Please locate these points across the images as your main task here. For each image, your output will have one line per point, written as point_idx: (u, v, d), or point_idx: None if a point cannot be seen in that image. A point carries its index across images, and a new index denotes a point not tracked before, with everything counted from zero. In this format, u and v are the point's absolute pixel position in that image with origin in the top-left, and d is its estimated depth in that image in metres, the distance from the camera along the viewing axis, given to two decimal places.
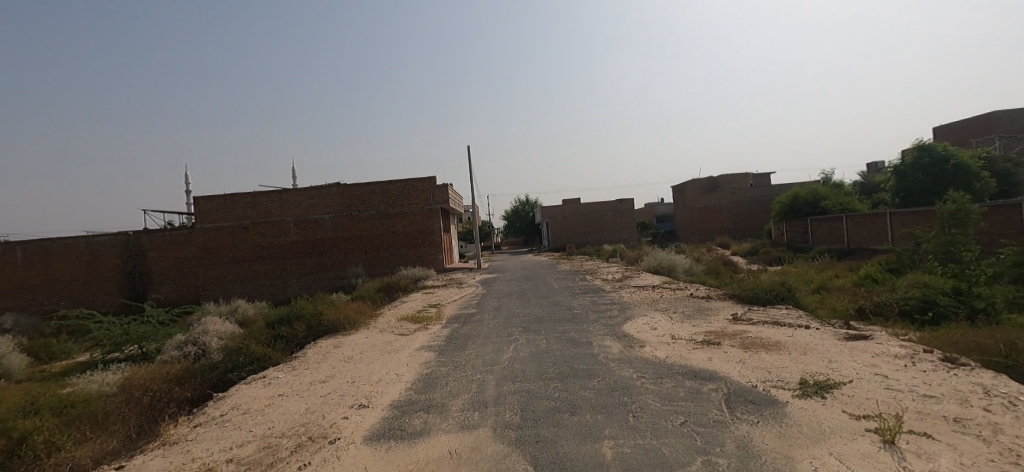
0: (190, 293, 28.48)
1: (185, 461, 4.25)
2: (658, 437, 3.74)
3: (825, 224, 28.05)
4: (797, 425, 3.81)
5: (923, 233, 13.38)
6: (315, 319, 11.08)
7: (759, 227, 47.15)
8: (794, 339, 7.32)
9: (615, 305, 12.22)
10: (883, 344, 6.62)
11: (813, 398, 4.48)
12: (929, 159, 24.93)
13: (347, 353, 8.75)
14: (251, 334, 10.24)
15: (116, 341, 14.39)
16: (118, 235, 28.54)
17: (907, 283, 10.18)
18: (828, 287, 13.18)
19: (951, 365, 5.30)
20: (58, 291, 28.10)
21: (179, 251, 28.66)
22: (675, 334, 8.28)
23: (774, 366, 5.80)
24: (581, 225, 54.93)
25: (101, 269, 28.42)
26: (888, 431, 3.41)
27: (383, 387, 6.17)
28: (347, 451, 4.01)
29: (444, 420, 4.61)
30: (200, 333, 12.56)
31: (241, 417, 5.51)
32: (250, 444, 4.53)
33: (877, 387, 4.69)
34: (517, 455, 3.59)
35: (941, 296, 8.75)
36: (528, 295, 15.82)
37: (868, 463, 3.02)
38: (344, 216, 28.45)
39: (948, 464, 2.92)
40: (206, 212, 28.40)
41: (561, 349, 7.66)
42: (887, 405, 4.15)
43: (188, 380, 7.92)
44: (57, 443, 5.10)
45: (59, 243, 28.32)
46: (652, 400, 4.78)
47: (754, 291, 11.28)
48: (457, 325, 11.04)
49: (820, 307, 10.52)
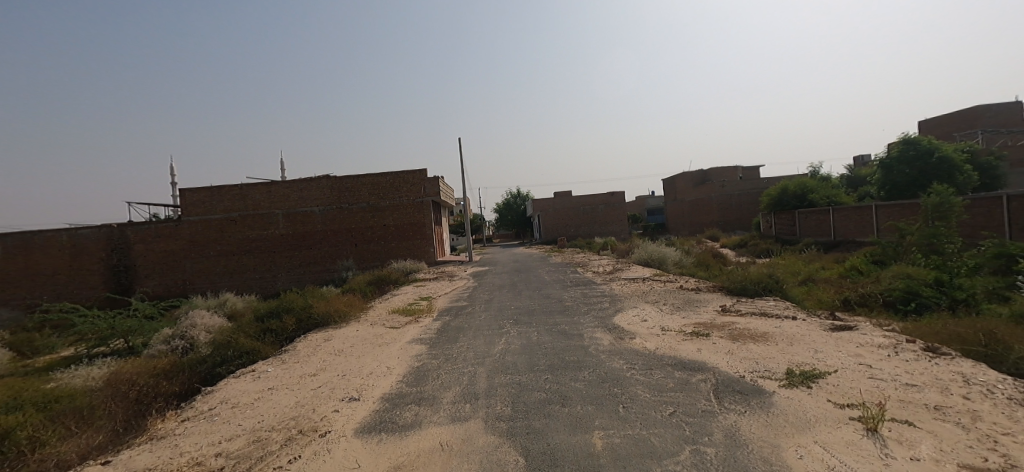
0: (178, 286, 28.12)
1: (172, 456, 4.21)
2: (647, 427, 3.79)
3: (813, 217, 28.40)
4: (782, 414, 3.88)
5: (907, 226, 13.60)
6: (306, 312, 11.04)
7: (747, 220, 47.59)
8: (781, 330, 7.44)
9: (606, 297, 12.33)
10: (868, 334, 6.74)
11: (798, 387, 4.56)
12: (913, 152, 25.36)
13: (337, 346, 8.71)
14: (240, 327, 10.14)
15: (101, 334, 14.16)
16: (102, 228, 28.03)
17: (891, 274, 10.36)
18: (815, 279, 13.37)
19: (932, 354, 5.41)
20: (41, 285, 27.60)
21: (165, 244, 28.21)
22: (664, 326, 8.34)
23: (761, 357, 5.88)
24: (572, 218, 55.16)
25: (84, 263, 27.92)
26: (871, 419, 3.49)
27: (373, 381, 6.15)
28: (337, 445, 4.00)
29: (435, 413, 4.63)
30: (188, 326, 12.46)
31: (229, 411, 5.45)
32: (239, 438, 4.51)
33: (861, 376, 4.78)
34: (508, 446, 3.62)
35: (923, 288, 8.94)
36: (520, 288, 15.81)
37: (851, 451, 3.09)
38: (334, 209, 28.18)
39: (929, 451, 2.99)
40: (192, 204, 27.94)
41: (553, 342, 7.70)
42: (871, 394, 4.23)
43: (175, 374, 7.80)
44: (42, 439, 5.01)
45: (40, 235, 27.74)
46: (642, 391, 4.84)
47: (742, 284, 11.42)
48: (448, 318, 11.05)
49: (806, 298, 10.67)
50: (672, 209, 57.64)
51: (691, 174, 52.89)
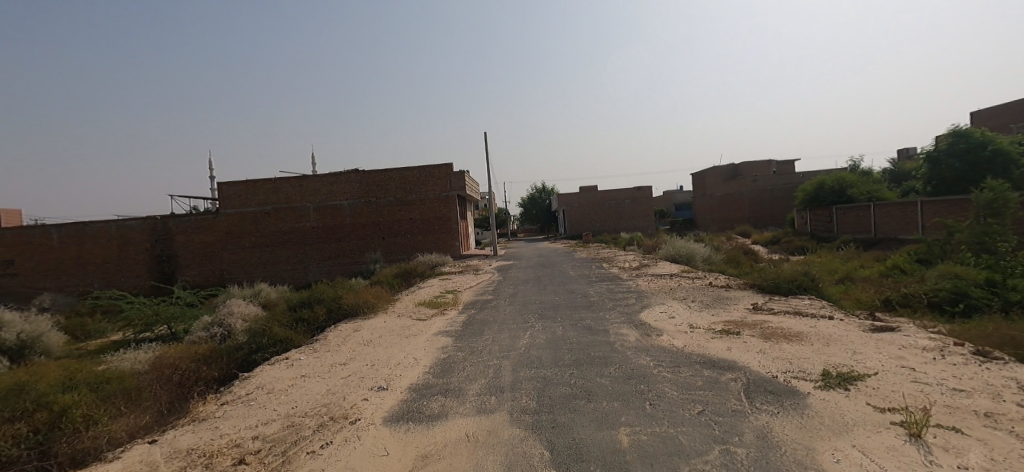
0: (216, 276, 29.31)
1: (213, 437, 4.41)
2: (675, 425, 3.74)
3: (851, 213, 27.23)
4: (817, 416, 3.75)
5: (956, 223, 12.88)
6: (335, 303, 11.34)
7: (780, 216, 46.09)
8: (817, 329, 7.20)
9: (632, 293, 12.20)
10: (911, 336, 6.43)
11: (835, 389, 4.40)
12: (964, 144, 23.96)
13: (366, 337, 8.93)
14: (273, 315, 10.50)
15: (146, 320, 14.94)
16: (146, 220, 29.47)
17: (937, 273, 9.84)
18: (853, 278, 12.85)
19: (982, 358, 5.12)
20: (93, 273, 29.27)
21: (203, 236, 29.43)
22: (693, 323, 8.19)
23: (795, 357, 5.70)
24: (597, 213, 54.62)
25: (131, 252, 29.43)
26: (914, 424, 3.33)
27: (401, 371, 6.28)
28: (367, 432, 4.12)
29: (461, 404, 4.69)
30: (226, 314, 13.00)
31: (265, 397, 5.66)
32: (274, 422, 4.68)
33: (904, 379, 4.57)
34: (533, 439, 3.63)
35: (973, 289, 8.46)
36: (545, 282, 15.82)
37: (892, 456, 2.96)
38: (362, 203, 28.74)
39: (978, 459, 2.84)
40: (229, 197, 29.04)
41: (578, 336, 7.67)
42: (914, 398, 4.05)
43: (214, 360, 8.16)
44: (94, 417, 5.22)
45: (92, 226, 29.41)
46: (669, 388, 4.77)
47: (775, 282, 11.08)
48: (473, 311, 11.16)
49: (844, 298, 10.27)
50: (700, 204, 56.30)
51: (721, 168, 51.52)
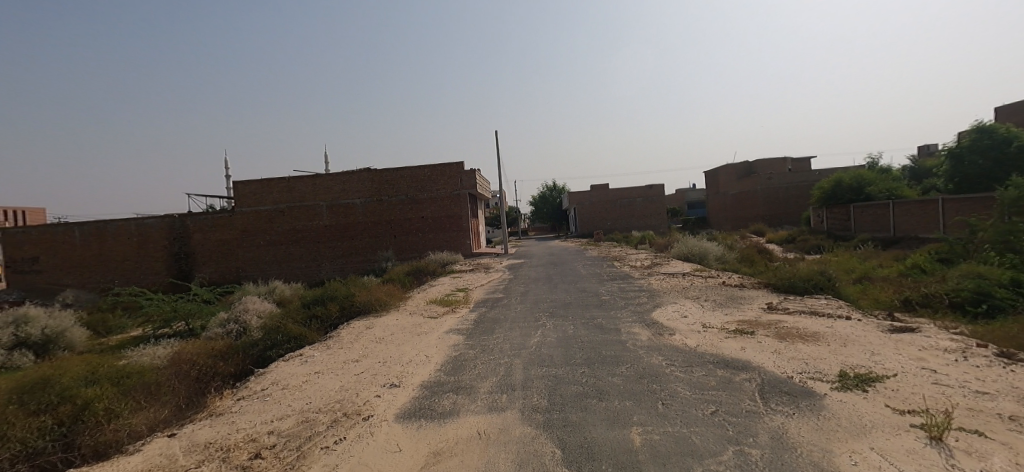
0: (232, 273, 29.82)
1: (230, 431, 4.49)
2: (687, 425, 3.71)
3: (869, 212, 26.69)
4: (834, 417, 3.69)
5: (979, 221, 12.54)
6: (348, 300, 11.46)
7: (795, 214, 45.38)
8: (833, 329, 7.07)
9: (644, 292, 12.12)
10: (932, 337, 6.28)
11: (853, 391, 4.32)
12: (988, 141, 23.31)
13: (378, 334, 9.01)
14: (288, 312, 10.66)
15: (165, 316, 15.27)
16: (165, 218, 30.09)
17: (959, 273, 9.60)
18: (871, 277, 12.59)
19: (1007, 361, 4.98)
20: (113, 270, 29.98)
21: (220, 234, 29.93)
22: (706, 323, 8.10)
23: (811, 357, 5.61)
24: (608, 211, 54.32)
25: (150, 250, 30.07)
26: (935, 427, 3.26)
27: (413, 368, 6.32)
28: (379, 428, 4.15)
29: (472, 402, 4.70)
30: (241, 311, 13.23)
31: (280, 392, 5.74)
32: (289, 418, 4.75)
33: (924, 381, 4.47)
34: (545, 438, 3.63)
35: (997, 289, 8.24)
36: (556, 281, 15.80)
37: (913, 460, 2.90)
38: (374, 201, 28.96)
39: (1002, 464, 2.77)
40: (245, 195, 29.51)
41: (590, 335, 7.65)
42: (935, 400, 3.96)
43: (231, 356, 8.32)
44: (115, 411, 5.33)
45: (113, 224, 30.13)
46: (682, 388, 4.72)
47: (790, 281, 10.91)
48: (484, 309, 11.19)
49: (862, 297, 10.07)
50: (713, 202, 55.65)
51: (735, 166, 50.86)
